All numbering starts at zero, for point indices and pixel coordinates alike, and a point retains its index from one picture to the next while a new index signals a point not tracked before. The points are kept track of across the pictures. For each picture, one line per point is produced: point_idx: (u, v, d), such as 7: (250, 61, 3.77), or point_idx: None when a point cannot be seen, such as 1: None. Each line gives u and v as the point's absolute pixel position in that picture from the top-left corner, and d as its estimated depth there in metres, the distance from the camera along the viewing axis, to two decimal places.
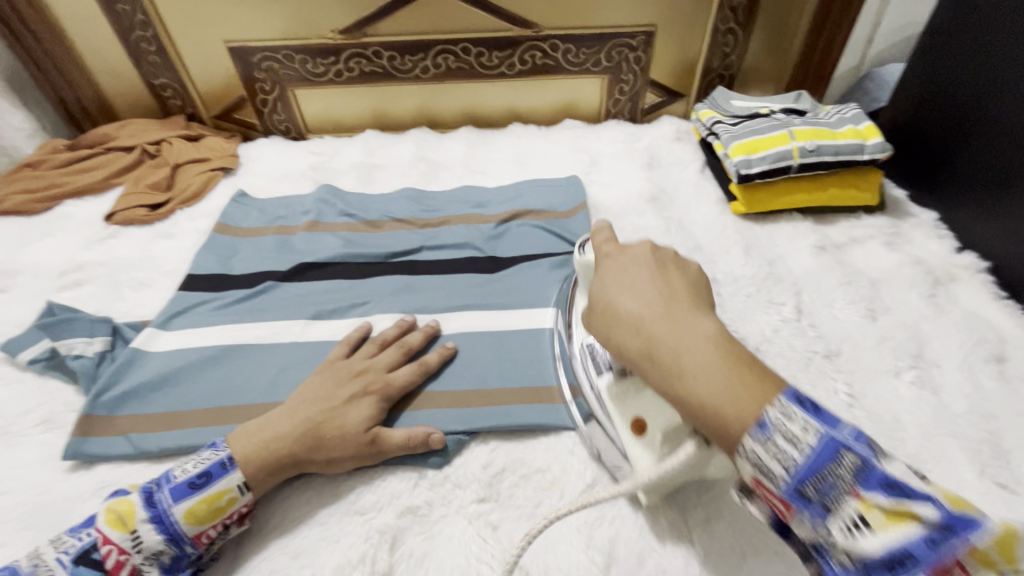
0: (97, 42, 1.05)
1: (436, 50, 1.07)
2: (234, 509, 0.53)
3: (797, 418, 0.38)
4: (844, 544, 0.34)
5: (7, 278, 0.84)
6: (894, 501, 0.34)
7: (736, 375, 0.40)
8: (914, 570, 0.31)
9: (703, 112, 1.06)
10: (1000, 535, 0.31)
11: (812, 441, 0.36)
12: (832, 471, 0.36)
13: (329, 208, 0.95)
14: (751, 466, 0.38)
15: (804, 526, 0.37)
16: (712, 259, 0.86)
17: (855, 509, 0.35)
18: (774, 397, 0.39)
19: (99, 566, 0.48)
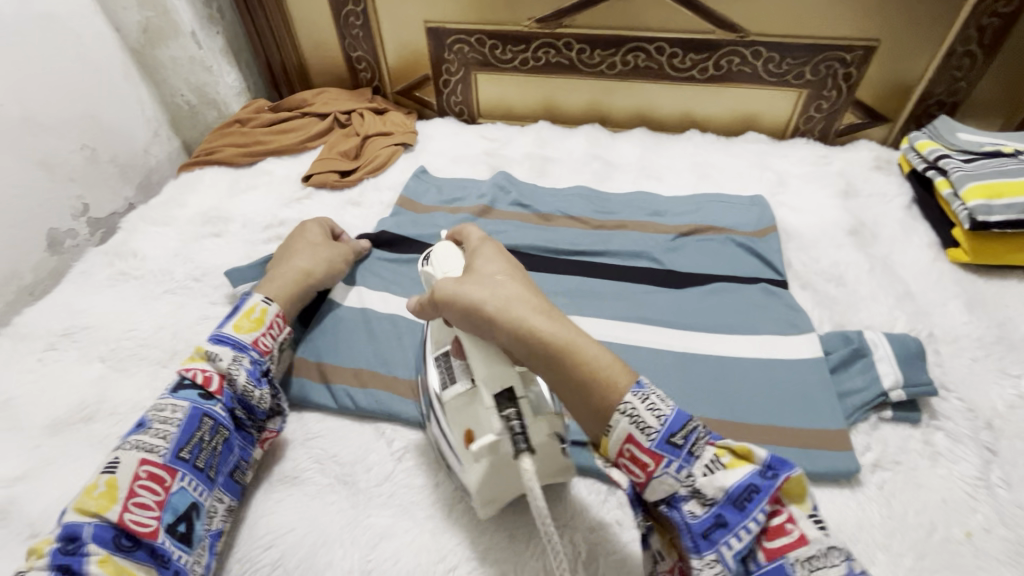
0: (310, 12, 1.12)
1: (628, 47, 1.04)
2: (271, 318, 0.64)
3: (739, 460, 0.42)
4: (704, 485, 0.41)
5: (221, 223, 0.92)
6: (838, 550, 0.39)
7: (668, 406, 0.43)
8: (757, 502, 0.40)
9: (921, 142, 0.94)
10: (797, 483, 0.41)
11: (674, 405, 0.43)
12: (694, 428, 0.43)
13: (504, 195, 0.95)
14: (628, 421, 0.42)
15: (669, 478, 0.42)
16: (927, 310, 0.76)
17: (810, 560, 0.39)
18: (707, 435, 0.43)
19: (194, 384, 0.56)
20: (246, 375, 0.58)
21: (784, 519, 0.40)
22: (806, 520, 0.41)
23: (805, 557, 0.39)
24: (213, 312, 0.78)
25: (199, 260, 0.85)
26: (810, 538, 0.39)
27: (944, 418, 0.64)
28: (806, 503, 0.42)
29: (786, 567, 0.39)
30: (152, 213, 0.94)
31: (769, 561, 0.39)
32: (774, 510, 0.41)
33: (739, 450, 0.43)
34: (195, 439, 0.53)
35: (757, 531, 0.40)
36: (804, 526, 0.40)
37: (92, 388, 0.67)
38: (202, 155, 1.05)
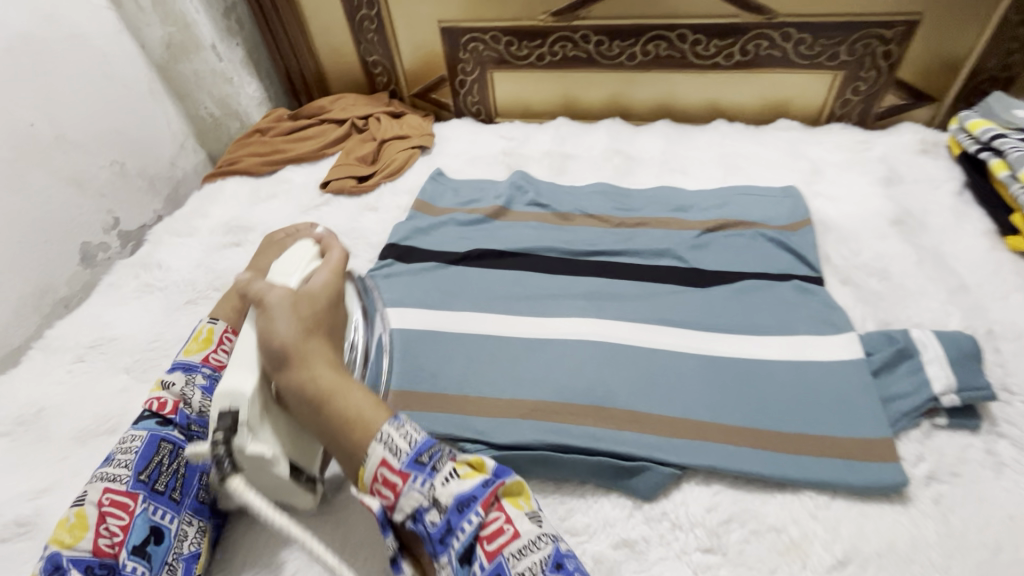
0: (326, 19, 1.12)
1: (649, 36, 0.99)
2: (219, 335, 0.64)
3: (473, 471, 0.46)
4: (440, 492, 0.44)
5: (241, 233, 0.92)
6: (546, 538, 0.43)
7: (411, 438, 0.47)
8: (473, 505, 0.43)
9: (973, 123, 0.87)
10: (517, 484, 0.46)
11: (421, 436, 0.48)
12: (438, 448, 0.47)
13: (521, 195, 0.93)
14: (388, 449, 0.47)
15: (414, 493, 0.45)
16: (985, 305, 0.70)
17: (523, 551, 0.42)
18: (450, 453, 0.48)
19: (152, 411, 0.56)
20: (200, 393, 0.59)
21: (504, 520, 0.44)
22: (523, 516, 0.44)
23: (517, 551, 0.42)
24: None
25: (220, 269, 0.86)
26: (523, 532, 0.43)
27: (1009, 425, 0.57)
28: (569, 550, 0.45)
29: (503, 564, 0.41)
30: (177, 224, 0.96)
31: (491, 562, 0.42)
32: (493, 514, 0.44)
33: (473, 465, 0.47)
34: (154, 463, 0.53)
35: (475, 530, 0.43)
36: (520, 522, 0.44)
37: (117, 400, 0.68)
38: (224, 166, 1.07)
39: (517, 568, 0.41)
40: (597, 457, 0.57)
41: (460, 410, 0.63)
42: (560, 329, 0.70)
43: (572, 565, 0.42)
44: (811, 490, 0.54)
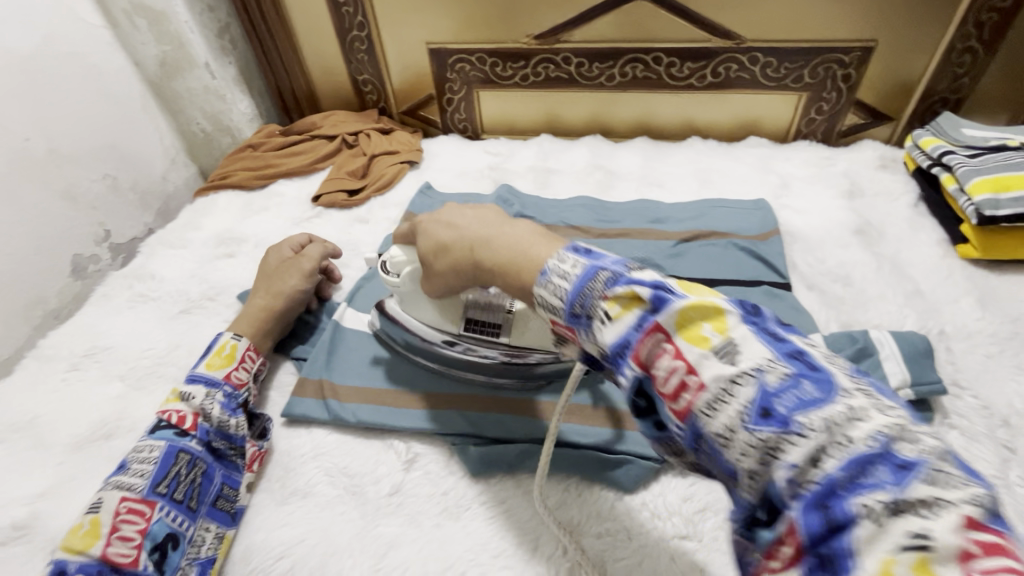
0: (317, 40, 1.16)
1: (627, 59, 1.05)
2: (241, 353, 0.69)
3: (627, 305, 0.35)
4: (597, 342, 0.37)
5: (234, 244, 0.95)
6: (744, 379, 0.30)
7: (569, 279, 0.39)
8: (627, 357, 0.35)
9: (925, 140, 0.94)
10: (691, 310, 0.33)
11: (579, 270, 0.39)
12: (591, 286, 0.37)
13: (506, 207, 0.97)
14: (547, 302, 0.40)
15: (587, 346, 0.38)
16: (938, 308, 0.75)
17: (714, 406, 0.31)
18: (606, 287, 0.37)
19: (172, 424, 0.60)
20: (220, 408, 0.63)
21: (684, 371, 0.32)
22: (708, 357, 0.32)
23: (707, 405, 0.31)
24: None
25: (214, 279, 0.88)
26: (710, 383, 0.31)
27: (959, 416, 0.62)
28: (730, 321, 0.33)
29: (697, 424, 0.32)
30: (170, 236, 0.97)
31: (683, 423, 0.32)
32: (659, 356, 0.34)
33: (627, 294, 0.35)
34: (172, 472, 0.56)
35: (642, 376, 0.34)
36: (705, 366, 0.31)
37: (112, 406, 0.70)
38: (216, 180, 1.09)
39: (711, 428, 0.31)
40: (582, 450, 0.60)
41: (455, 407, 0.66)
42: None
43: (788, 404, 0.29)
44: None
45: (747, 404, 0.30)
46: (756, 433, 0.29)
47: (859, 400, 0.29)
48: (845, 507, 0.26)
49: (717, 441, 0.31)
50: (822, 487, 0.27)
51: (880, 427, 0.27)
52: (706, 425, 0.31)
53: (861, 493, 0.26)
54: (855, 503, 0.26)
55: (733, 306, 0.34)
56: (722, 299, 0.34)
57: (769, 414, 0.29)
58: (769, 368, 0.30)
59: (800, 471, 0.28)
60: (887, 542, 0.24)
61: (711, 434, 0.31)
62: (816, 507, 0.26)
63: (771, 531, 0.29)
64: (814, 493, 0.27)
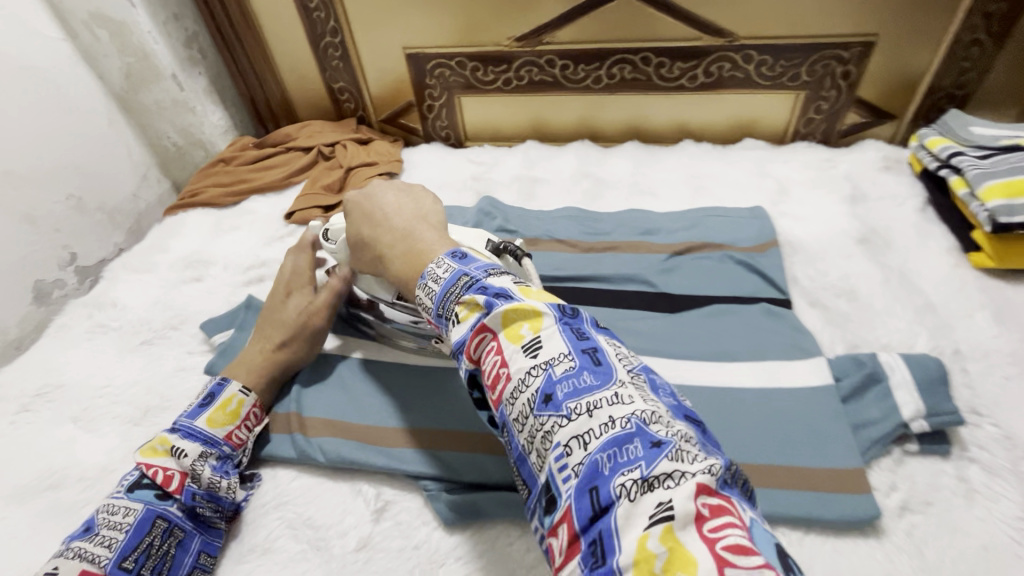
0: (289, 47, 1.11)
1: (614, 59, 1.00)
2: (247, 410, 0.63)
3: (472, 309, 0.42)
4: (450, 340, 0.44)
5: (202, 267, 0.89)
6: (539, 370, 0.38)
7: (438, 283, 0.46)
8: (464, 351, 0.42)
9: (932, 140, 0.88)
10: (515, 312, 0.40)
11: (445, 278, 0.46)
12: (453, 290, 0.45)
13: (488, 221, 0.91)
14: (423, 299, 0.48)
15: (446, 343, 0.46)
16: (951, 324, 0.70)
17: (517, 393, 0.38)
18: (461, 293, 0.44)
19: (156, 484, 0.54)
20: (211, 471, 0.57)
21: (500, 364, 0.39)
22: (517, 351, 0.39)
23: (512, 395, 0.38)
24: (190, 362, 0.75)
25: (178, 307, 0.83)
26: (515, 373, 0.38)
27: (978, 448, 0.57)
28: (544, 323, 0.40)
29: (506, 411, 0.39)
30: (135, 260, 0.92)
31: (498, 409, 0.40)
32: (488, 349, 0.41)
33: (473, 300, 0.43)
34: (143, 544, 0.51)
35: (477, 369, 0.42)
36: (515, 359, 0.39)
37: (62, 453, 0.65)
38: (186, 198, 1.04)
39: (515, 415, 0.38)
40: None
41: (428, 445, 0.61)
42: None
43: (565, 392, 0.36)
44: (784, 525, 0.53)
45: (536, 394, 0.37)
46: (540, 418, 0.36)
47: (626, 390, 0.37)
48: (608, 489, 0.32)
49: (515, 425, 0.38)
50: (589, 467, 0.34)
51: (635, 412, 0.35)
52: (512, 411, 0.38)
53: (619, 471, 0.33)
54: (616, 482, 0.32)
55: (550, 310, 0.41)
56: (541, 304, 0.41)
57: (550, 401, 0.36)
58: (559, 363, 0.38)
59: (568, 451, 0.35)
60: (640, 518, 0.31)
61: (514, 419, 0.38)
62: (585, 489, 0.33)
63: (551, 514, 0.35)
64: (582, 471, 0.34)
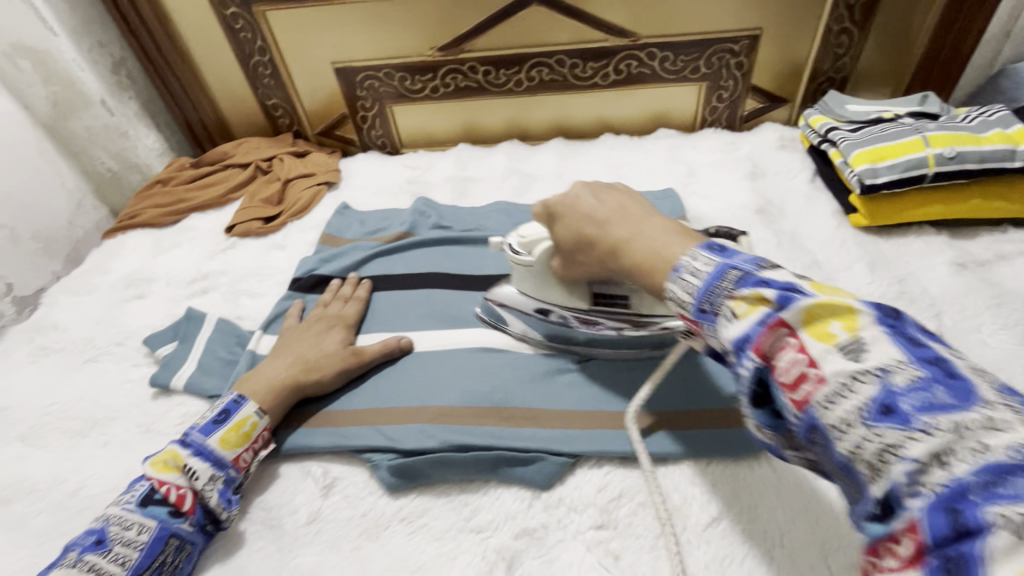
0: (219, 68, 1.14)
1: (531, 63, 1.07)
2: (260, 432, 0.62)
3: (754, 304, 0.38)
4: (723, 336, 0.40)
5: (144, 285, 0.91)
6: (867, 377, 0.33)
7: (701, 275, 0.43)
8: (748, 348, 0.38)
9: (815, 119, 0.99)
10: (815, 308, 0.36)
11: (709, 269, 0.42)
12: (716, 287, 0.41)
13: (424, 220, 0.97)
14: (673, 300, 0.45)
15: (712, 340, 0.42)
16: (833, 276, 0.79)
17: (834, 398, 0.33)
18: (733, 287, 0.40)
19: (166, 502, 0.55)
20: (219, 496, 0.57)
21: (806, 363, 0.35)
22: (833, 352, 0.34)
23: (829, 397, 0.33)
24: (136, 374, 0.77)
25: (121, 324, 0.84)
26: (832, 376, 0.34)
27: None
28: (861, 322, 0.35)
29: (814, 414, 0.34)
30: (74, 283, 0.93)
31: (802, 412, 0.35)
32: (788, 344, 0.36)
33: (755, 295, 0.39)
34: (157, 563, 0.52)
35: (762, 369, 0.38)
36: (830, 360, 0.34)
37: (9, 470, 0.66)
38: (124, 220, 1.05)
39: (830, 419, 0.33)
40: (495, 451, 0.60)
41: (372, 421, 0.66)
42: (452, 338, 0.75)
43: (913, 404, 0.31)
44: (689, 459, 0.60)
45: (869, 401, 0.32)
46: (877, 429, 0.31)
47: (1001, 410, 0.30)
48: (978, 512, 0.26)
49: (832, 429, 0.33)
50: (951, 489, 0.27)
51: (1017, 437, 0.28)
52: (823, 416, 0.34)
53: (994, 501, 0.26)
54: (987, 509, 0.26)
55: (868, 309, 0.36)
56: (854, 301, 0.37)
57: (891, 412, 0.31)
58: (898, 370, 0.32)
59: (926, 468, 0.29)
60: None
61: (829, 425, 0.33)
62: (942, 507, 0.27)
63: (884, 524, 0.30)
64: (941, 492, 0.28)
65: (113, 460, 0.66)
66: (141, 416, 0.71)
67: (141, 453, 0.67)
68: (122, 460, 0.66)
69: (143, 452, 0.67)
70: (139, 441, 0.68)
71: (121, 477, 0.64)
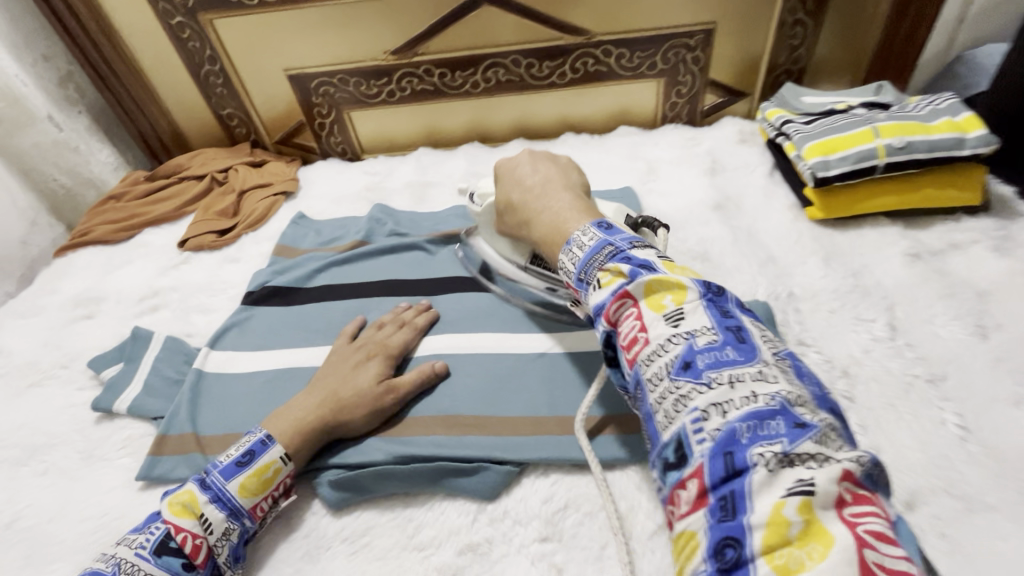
0: (170, 79, 1.12)
1: (486, 64, 1.06)
2: (282, 480, 0.57)
3: (613, 277, 0.48)
4: (591, 302, 0.49)
5: (93, 304, 0.89)
6: (678, 340, 0.43)
7: (584, 248, 0.52)
8: (602, 312, 0.47)
9: (771, 112, 0.98)
10: (658, 280, 0.45)
11: (590, 244, 0.52)
12: (593, 260, 0.51)
13: (380, 227, 0.95)
14: (564, 268, 0.54)
15: (586, 304, 0.52)
16: (788, 272, 0.79)
17: (653, 356, 0.43)
18: (606, 261, 0.50)
19: (181, 552, 0.50)
20: (229, 550, 0.53)
21: (639, 327, 0.45)
22: (658, 320, 0.44)
23: (649, 356, 0.43)
24: (80, 398, 0.75)
25: (68, 346, 0.82)
26: (654, 339, 0.43)
27: None
28: (688, 296, 0.44)
29: (640, 370, 0.44)
30: (21, 305, 0.91)
31: (632, 367, 0.45)
32: (630, 310, 0.46)
33: (614, 270, 0.48)
34: None
35: (612, 330, 0.47)
36: (655, 327, 0.44)
37: None
38: (76, 238, 1.02)
39: (648, 374, 0.43)
40: (438, 464, 0.59)
41: None
42: None
43: (706, 362, 0.41)
44: (636, 464, 0.59)
45: (676, 359, 0.42)
46: (677, 383, 0.41)
47: (770, 369, 0.40)
48: (745, 454, 0.36)
49: (648, 383, 0.43)
50: (726, 434, 0.37)
51: (781, 392, 0.39)
52: (646, 371, 0.43)
53: (760, 443, 0.36)
54: (754, 451, 0.36)
55: (695, 286, 0.45)
56: (686, 279, 0.45)
57: (689, 368, 0.41)
58: (701, 334, 0.42)
59: (706, 415, 0.39)
60: (777, 487, 0.34)
61: (648, 379, 0.43)
62: (721, 451, 0.37)
63: (679, 471, 0.39)
64: (717, 438, 0.38)
65: (52, 489, 0.64)
66: (83, 441, 0.69)
67: (82, 480, 0.65)
68: (62, 489, 0.64)
69: (84, 479, 0.65)
70: (81, 467, 0.66)
71: (59, 506, 0.62)
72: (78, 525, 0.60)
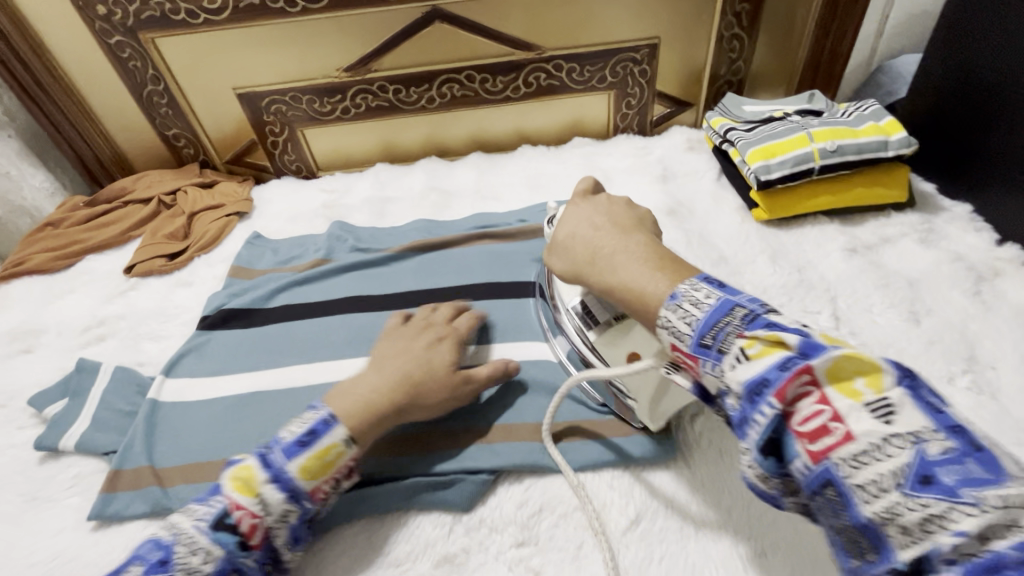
0: (111, 100, 1.08)
1: (441, 80, 1.07)
2: (344, 463, 0.54)
3: (770, 346, 0.38)
4: (729, 377, 0.39)
5: (32, 337, 0.84)
6: (898, 441, 0.32)
7: (702, 307, 0.43)
8: (766, 393, 0.36)
9: (715, 120, 1.03)
10: (846, 362, 0.35)
11: (711, 303, 0.43)
12: (722, 324, 0.41)
13: (340, 244, 0.94)
14: (668, 333, 0.44)
15: (710, 377, 0.41)
16: (739, 270, 0.83)
17: (859, 459, 0.32)
18: (741, 326, 0.40)
19: (236, 531, 0.47)
20: (287, 535, 0.51)
21: (827, 417, 0.34)
22: (860, 411, 0.33)
23: (851, 456, 0.33)
24: (20, 438, 0.70)
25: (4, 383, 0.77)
26: (860, 436, 0.33)
27: None
28: (886, 381, 0.34)
29: (831, 469, 0.33)
30: None
31: (816, 464, 0.34)
32: (804, 392, 0.36)
33: (766, 341, 0.38)
34: None
35: (779, 415, 0.36)
36: (855, 420, 0.33)
37: None
38: (9, 268, 0.96)
39: (854, 478, 0.32)
40: (411, 480, 0.59)
41: None
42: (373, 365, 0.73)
43: (952, 477, 0.30)
44: (609, 464, 0.60)
45: (904, 468, 0.31)
46: (919, 500, 0.30)
47: None
48: None
49: (856, 491, 0.32)
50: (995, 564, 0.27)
51: None
52: (847, 474, 0.33)
53: None
54: None
55: (890, 367, 0.35)
56: (879, 357, 0.35)
57: (931, 482, 0.30)
58: (929, 438, 0.31)
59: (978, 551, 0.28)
60: None
61: (856, 485, 0.32)
62: None
63: None
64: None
65: None
66: (25, 484, 0.65)
67: (25, 526, 0.61)
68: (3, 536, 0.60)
69: (27, 524, 0.61)
70: (23, 512, 0.62)
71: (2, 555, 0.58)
72: (23, 572, 0.56)
